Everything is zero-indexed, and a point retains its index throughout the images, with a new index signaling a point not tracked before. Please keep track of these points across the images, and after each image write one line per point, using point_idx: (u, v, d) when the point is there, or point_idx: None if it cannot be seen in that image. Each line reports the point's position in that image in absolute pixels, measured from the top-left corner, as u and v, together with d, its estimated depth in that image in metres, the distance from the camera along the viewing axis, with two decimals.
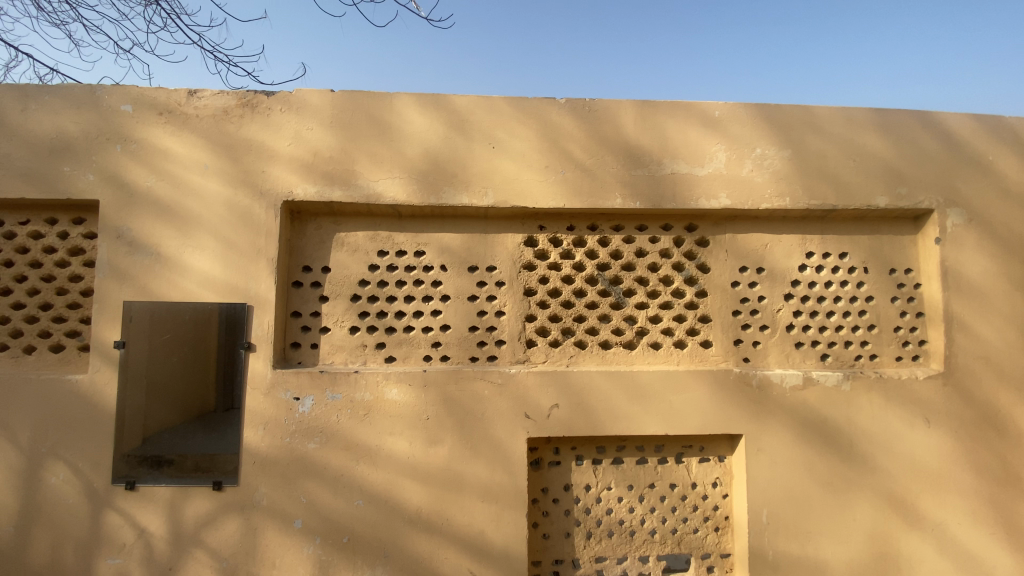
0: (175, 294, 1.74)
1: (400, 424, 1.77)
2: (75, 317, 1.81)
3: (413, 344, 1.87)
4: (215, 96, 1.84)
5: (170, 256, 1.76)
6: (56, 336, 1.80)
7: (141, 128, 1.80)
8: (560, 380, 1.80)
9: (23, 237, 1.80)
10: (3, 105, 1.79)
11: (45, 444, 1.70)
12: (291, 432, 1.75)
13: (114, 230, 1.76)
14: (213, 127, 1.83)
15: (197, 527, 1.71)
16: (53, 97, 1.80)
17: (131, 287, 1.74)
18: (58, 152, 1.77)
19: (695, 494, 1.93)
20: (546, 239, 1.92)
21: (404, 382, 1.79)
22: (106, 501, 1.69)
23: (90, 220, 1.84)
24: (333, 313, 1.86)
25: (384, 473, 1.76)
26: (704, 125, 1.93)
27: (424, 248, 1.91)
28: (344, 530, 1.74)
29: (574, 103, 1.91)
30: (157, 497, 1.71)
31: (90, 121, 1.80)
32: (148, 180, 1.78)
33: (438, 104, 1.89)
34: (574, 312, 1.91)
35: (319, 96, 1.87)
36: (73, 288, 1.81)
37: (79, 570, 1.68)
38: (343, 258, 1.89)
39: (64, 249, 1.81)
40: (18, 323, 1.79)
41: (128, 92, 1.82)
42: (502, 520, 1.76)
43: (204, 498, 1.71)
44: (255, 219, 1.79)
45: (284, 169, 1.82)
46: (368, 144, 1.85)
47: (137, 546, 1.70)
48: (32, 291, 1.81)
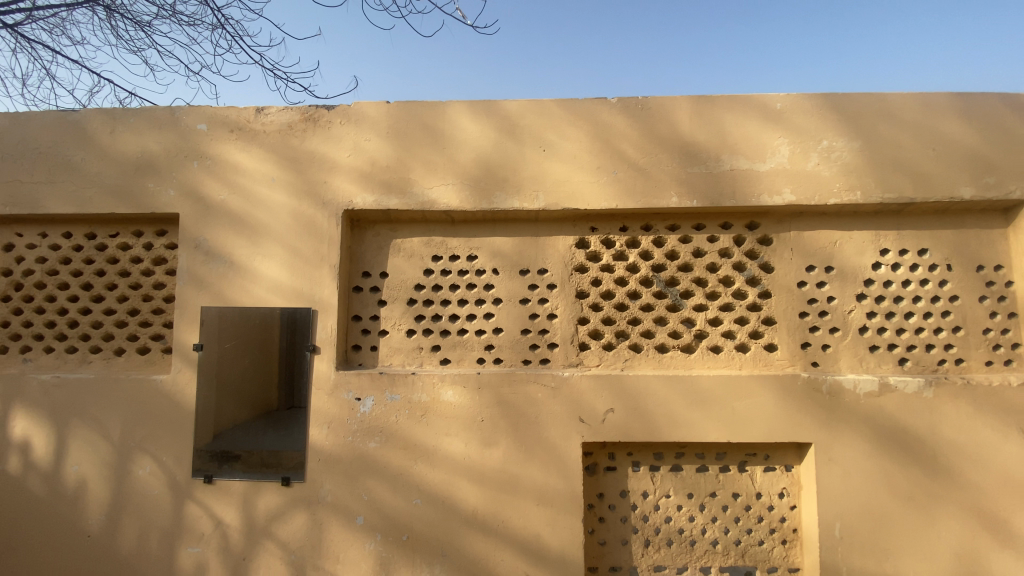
0: (247, 300, 1.85)
1: (455, 425, 1.80)
2: (159, 321, 1.95)
3: (466, 347, 1.89)
4: (280, 112, 1.94)
5: (242, 263, 1.87)
6: (143, 339, 1.95)
7: (215, 145, 1.93)
8: (615, 384, 1.77)
9: (114, 249, 1.97)
10: (95, 128, 1.96)
11: (134, 438, 1.84)
12: (353, 431, 1.81)
13: (192, 240, 1.89)
14: (279, 142, 1.93)
15: (268, 520, 1.80)
16: (138, 119, 1.95)
17: (208, 293, 1.87)
18: (143, 169, 1.92)
19: (760, 505, 1.85)
20: (598, 241, 1.89)
21: (459, 385, 1.81)
22: (187, 493, 1.82)
23: (171, 232, 1.98)
24: (391, 317, 1.92)
25: (441, 473, 1.79)
26: (765, 119, 1.85)
27: (476, 252, 1.92)
28: (403, 528, 1.78)
29: (626, 102, 1.88)
30: (232, 490, 1.82)
31: (170, 140, 1.94)
32: (221, 193, 1.90)
33: (489, 109, 1.91)
34: (628, 315, 1.87)
35: (375, 107, 1.93)
36: (157, 295, 1.95)
37: (164, 556, 1.81)
38: (400, 263, 1.94)
39: (149, 259, 1.96)
40: (109, 327, 1.95)
41: (203, 113, 1.95)
42: (558, 523, 1.75)
43: (274, 492, 1.81)
44: (318, 228, 1.87)
45: (343, 179, 1.89)
46: (422, 152, 1.89)
47: (214, 535, 1.81)
48: (121, 298, 1.97)
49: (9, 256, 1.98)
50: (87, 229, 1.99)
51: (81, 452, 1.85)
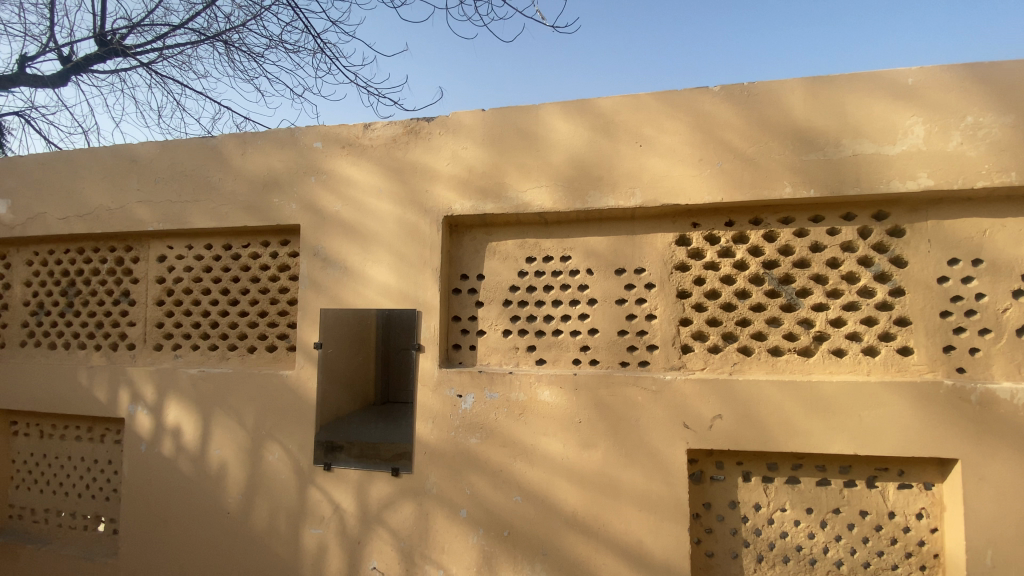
0: (359, 302, 1.97)
1: (553, 425, 1.79)
2: (284, 322, 2.13)
3: (562, 348, 1.89)
4: (385, 127, 2.03)
5: (354, 269, 1.99)
6: (271, 338, 2.13)
7: (329, 161, 2.07)
8: (722, 388, 1.68)
9: (246, 257, 2.17)
10: (229, 150, 2.16)
11: (265, 427, 2.02)
12: (455, 426, 1.87)
13: (311, 249, 2.05)
14: (385, 154, 2.02)
15: (380, 508, 1.90)
16: (264, 141, 2.13)
17: (326, 296, 2.01)
18: (270, 186, 2.11)
19: (893, 526, 1.66)
20: (701, 237, 1.81)
21: (556, 385, 1.80)
22: (310, 478, 1.96)
23: (293, 241, 2.15)
24: (488, 317, 1.96)
25: (541, 472, 1.79)
26: (893, 97, 1.66)
27: (570, 252, 1.91)
28: (505, 525, 1.81)
29: (730, 90, 1.77)
30: (349, 477, 1.93)
31: (291, 158, 2.10)
32: (335, 205, 2.03)
33: (583, 108, 1.87)
34: (736, 315, 1.77)
35: (471, 115, 1.96)
36: (282, 298, 2.13)
37: (290, 536, 1.96)
38: (495, 265, 1.97)
39: (275, 266, 2.15)
40: (244, 327, 2.16)
41: (319, 131, 2.09)
42: (662, 530, 1.69)
43: (385, 482, 1.90)
44: (421, 233, 1.94)
45: (443, 187, 1.94)
46: (517, 156, 1.90)
47: (333, 519, 1.93)
48: (253, 301, 2.17)
49: (163, 266, 2.26)
50: (223, 241, 2.21)
51: (221, 438, 2.06)
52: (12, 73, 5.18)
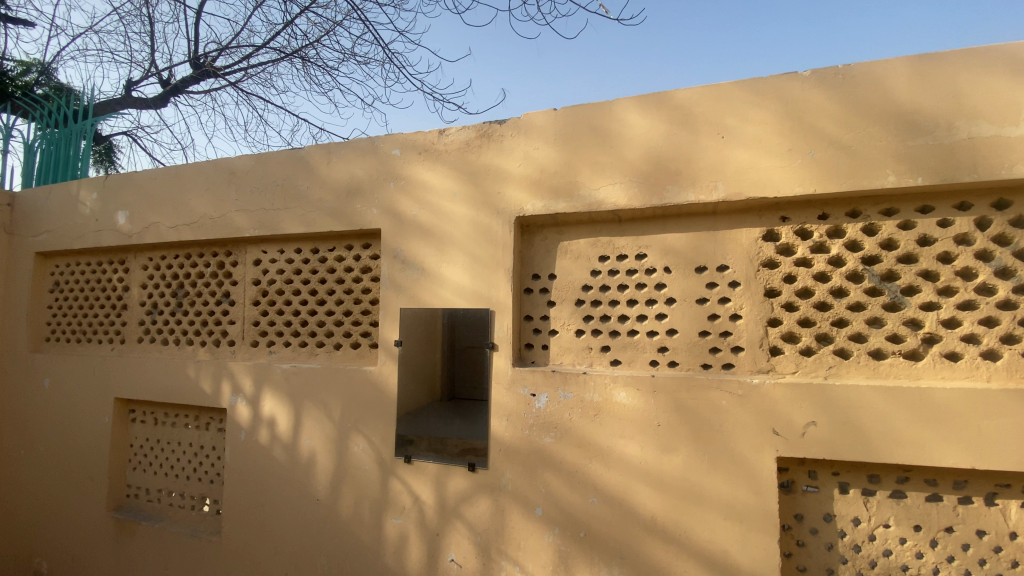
0: (436, 302, 2.03)
1: (631, 427, 1.76)
2: (367, 321, 2.25)
3: (639, 349, 1.85)
4: (459, 131, 2.07)
5: (431, 270, 2.06)
6: (355, 336, 2.25)
7: (407, 166, 2.15)
8: (815, 394, 1.58)
9: (332, 260, 2.30)
10: (315, 160, 2.29)
11: (350, 419, 2.12)
12: (530, 425, 1.88)
13: (391, 251, 2.14)
14: (459, 158, 2.07)
15: (458, 501, 1.95)
16: (347, 151, 2.25)
17: (405, 296, 2.10)
18: (353, 193, 2.22)
19: (1018, 549, 1.49)
20: (791, 232, 1.71)
21: (632, 387, 1.77)
22: (391, 469, 2.04)
23: (374, 244, 2.26)
24: (560, 317, 1.95)
25: (617, 474, 1.76)
26: (1018, 71, 1.48)
27: (646, 251, 1.87)
28: (581, 525, 1.80)
29: (821, 74, 1.66)
30: (427, 470, 1.99)
31: (372, 166, 2.21)
32: (413, 210, 2.11)
33: (659, 102, 1.82)
34: (832, 315, 1.66)
35: (543, 115, 1.96)
36: (365, 298, 2.25)
37: (373, 524, 2.05)
38: (567, 264, 1.96)
39: (359, 268, 2.26)
40: (330, 326, 2.29)
41: (397, 139, 2.18)
42: (748, 540, 1.62)
43: (462, 477, 1.94)
44: (494, 234, 1.97)
45: (516, 188, 1.96)
46: (590, 154, 1.87)
47: (413, 510, 2.00)
48: (339, 301, 2.30)
49: (258, 269, 2.42)
50: (312, 245, 2.35)
51: (312, 429, 2.17)
52: (121, 98, 5.84)
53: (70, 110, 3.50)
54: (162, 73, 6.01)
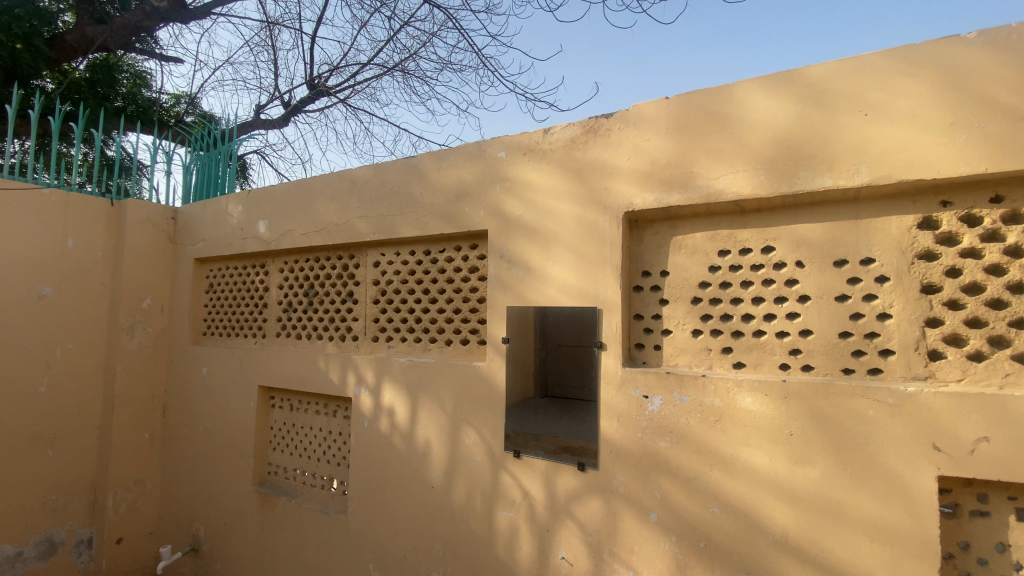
0: (543, 300, 2.03)
1: (757, 435, 1.63)
2: (475, 318, 2.32)
3: (766, 351, 1.71)
4: (564, 128, 2.05)
5: (537, 268, 2.06)
6: (465, 333, 2.34)
7: (512, 167, 2.17)
8: (991, 406, 1.35)
9: (442, 261, 2.41)
10: (425, 166, 2.40)
11: (461, 413, 2.20)
12: (643, 427, 1.80)
13: (497, 251, 2.17)
14: (565, 155, 2.05)
15: (567, 500, 1.93)
16: (456, 156, 2.33)
17: (512, 295, 2.12)
18: (460, 196, 2.29)
19: None
20: (954, 219, 1.48)
21: (759, 392, 1.64)
22: (501, 464, 2.07)
23: (482, 245, 2.32)
24: (675, 316, 1.86)
25: (742, 484, 1.64)
26: None
27: (773, 244, 1.73)
28: (700, 535, 1.70)
29: (993, 33, 1.42)
30: (537, 466, 2.00)
31: (479, 168, 2.26)
32: (518, 209, 2.13)
33: (786, 82, 1.67)
34: (1010, 315, 1.42)
35: (654, 105, 1.88)
36: (473, 297, 2.32)
37: (484, 516, 2.10)
38: (682, 260, 1.87)
39: (467, 268, 2.35)
40: (442, 323, 2.40)
41: (502, 140, 2.21)
42: (902, 566, 1.43)
43: (571, 476, 1.92)
44: (602, 230, 1.92)
45: (625, 182, 1.89)
46: (707, 142, 1.76)
47: (523, 505, 2.02)
48: (449, 300, 2.40)
49: (376, 271, 2.60)
50: (424, 247, 2.48)
51: (426, 420, 2.29)
52: (252, 120, 6.59)
53: (216, 133, 4.00)
54: (284, 95, 6.68)
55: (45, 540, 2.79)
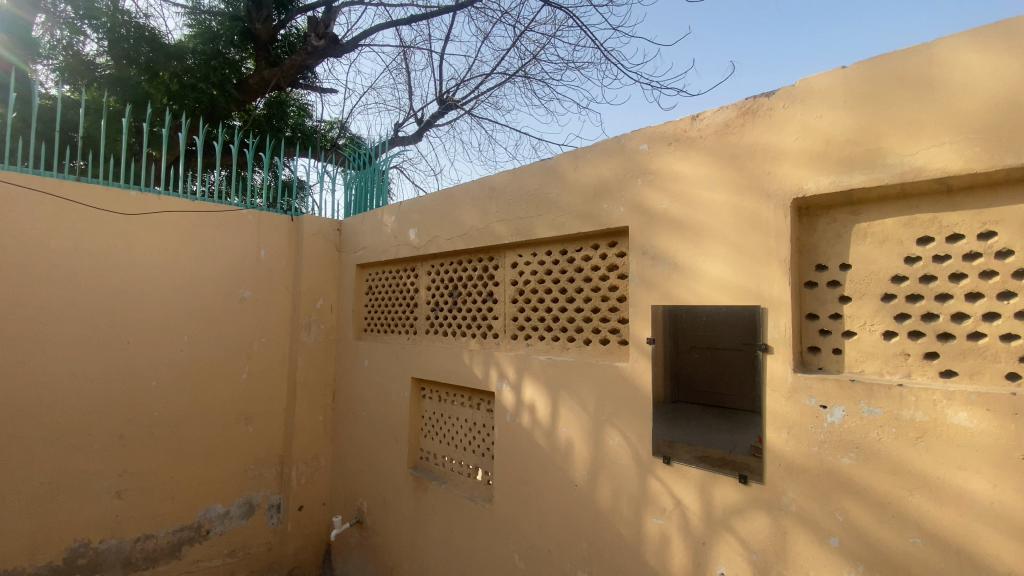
0: (694, 299, 1.91)
1: (977, 458, 1.36)
2: (615, 318, 2.27)
3: (987, 357, 1.43)
4: (715, 114, 1.91)
5: (687, 264, 1.94)
6: (604, 332, 2.30)
7: (656, 160, 2.07)
8: None
9: (579, 260, 2.40)
10: (564, 167, 2.41)
11: (605, 413, 2.16)
12: (820, 441, 1.61)
13: (641, 247, 2.09)
14: (717, 143, 1.90)
15: (727, 513, 1.79)
16: (595, 153, 2.29)
17: (658, 293, 2.02)
18: (601, 193, 2.25)
19: None
20: None
21: (979, 407, 1.37)
22: (650, 469, 1.99)
23: (621, 242, 2.26)
24: (859, 316, 1.63)
25: (955, 515, 1.39)
26: None
27: (996, 228, 1.43)
28: (897, 568, 1.47)
29: None
30: (690, 475, 1.88)
31: (620, 164, 2.20)
32: (664, 203, 2.03)
33: (1011, 31, 1.38)
34: None
35: (827, 77, 1.67)
36: (612, 296, 2.28)
37: (632, 520, 2.04)
38: (867, 251, 1.63)
39: (605, 266, 2.30)
40: (580, 322, 2.39)
41: (645, 133, 2.12)
42: None
43: (731, 488, 1.78)
44: (764, 221, 1.75)
45: (792, 166, 1.71)
46: (899, 113, 1.52)
47: (675, 513, 1.92)
48: (587, 299, 2.38)
49: (515, 271, 2.68)
50: (561, 247, 2.49)
51: (569, 418, 2.29)
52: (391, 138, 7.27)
53: (366, 152, 4.44)
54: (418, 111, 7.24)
55: (246, 502, 3.31)
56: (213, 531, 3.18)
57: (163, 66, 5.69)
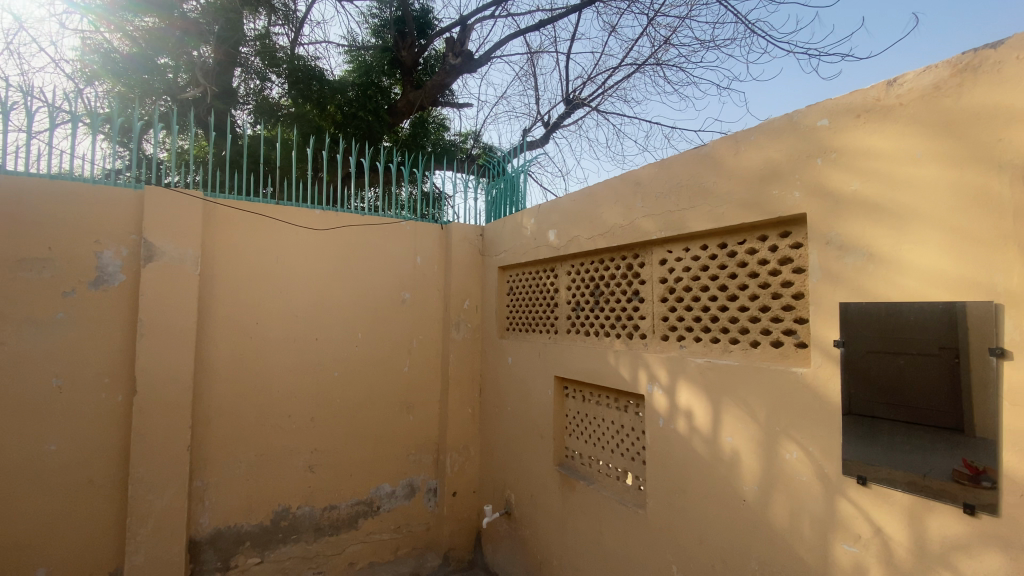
0: (896, 294, 1.62)
1: None
2: (790, 317, 2.00)
3: None
4: (921, 74, 1.61)
5: (886, 254, 1.66)
6: (776, 333, 2.05)
7: (840, 136, 1.81)
8: None
9: (742, 254, 2.18)
10: (722, 153, 2.22)
11: (779, 423, 1.95)
12: None
13: (823, 237, 1.84)
14: (925, 108, 1.60)
15: (947, 549, 1.50)
16: (759, 135, 2.08)
17: (846, 288, 1.76)
18: (768, 177, 2.03)
19: None
20: None
21: None
22: (838, 488, 1.75)
23: (796, 232, 1.99)
24: None
25: None
26: None
27: None
28: None
29: None
30: (893, 499, 1.61)
31: (792, 144, 1.96)
32: (852, 184, 1.76)
33: None
34: None
35: None
36: (786, 292, 2.01)
37: (817, 544, 1.82)
38: None
39: (775, 259, 2.05)
40: (745, 322, 2.17)
41: (824, 107, 1.87)
42: None
43: (953, 520, 1.48)
44: (998, 197, 1.42)
45: None
46: None
47: (874, 542, 1.66)
48: (753, 296, 2.15)
49: (665, 268, 2.54)
50: (718, 240, 2.29)
51: (734, 426, 2.11)
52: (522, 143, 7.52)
53: (499, 157, 4.57)
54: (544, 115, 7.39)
55: (409, 484, 3.65)
56: (383, 508, 3.55)
57: (330, 100, 6.55)
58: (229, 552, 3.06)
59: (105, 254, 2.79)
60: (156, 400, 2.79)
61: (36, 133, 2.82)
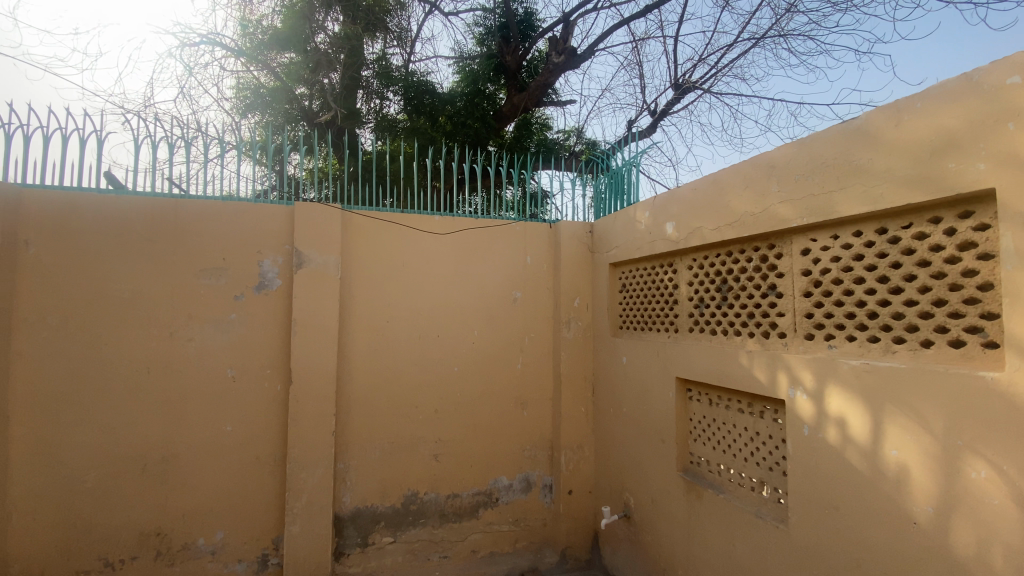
0: None
1: None
2: (974, 312, 1.69)
3: None
4: None
5: None
6: (955, 331, 1.74)
7: None
8: None
9: (908, 239, 1.88)
10: (876, 127, 1.94)
11: (961, 437, 1.66)
12: None
13: (1019, 216, 1.52)
14: None
15: None
16: (927, 102, 1.78)
17: None
18: (940, 150, 1.73)
19: None
20: None
21: None
22: None
23: (982, 210, 1.68)
24: None
25: None
26: None
27: None
28: None
29: None
30: None
31: (972, 109, 1.65)
32: None
33: None
34: None
35: None
36: (968, 283, 1.71)
37: None
38: None
39: (953, 244, 1.74)
40: (912, 318, 1.87)
41: (1018, 60, 1.55)
42: None
43: None
44: None
45: None
46: None
47: None
48: (923, 288, 1.84)
49: (808, 259, 2.27)
50: (876, 224, 2.00)
51: (900, 438, 1.84)
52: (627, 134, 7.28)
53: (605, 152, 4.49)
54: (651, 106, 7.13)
55: (525, 479, 3.72)
56: (501, 500, 3.66)
57: (440, 112, 6.91)
58: (367, 530, 3.37)
59: (265, 262, 3.22)
60: (306, 390, 3.15)
61: (208, 162, 3.27)
